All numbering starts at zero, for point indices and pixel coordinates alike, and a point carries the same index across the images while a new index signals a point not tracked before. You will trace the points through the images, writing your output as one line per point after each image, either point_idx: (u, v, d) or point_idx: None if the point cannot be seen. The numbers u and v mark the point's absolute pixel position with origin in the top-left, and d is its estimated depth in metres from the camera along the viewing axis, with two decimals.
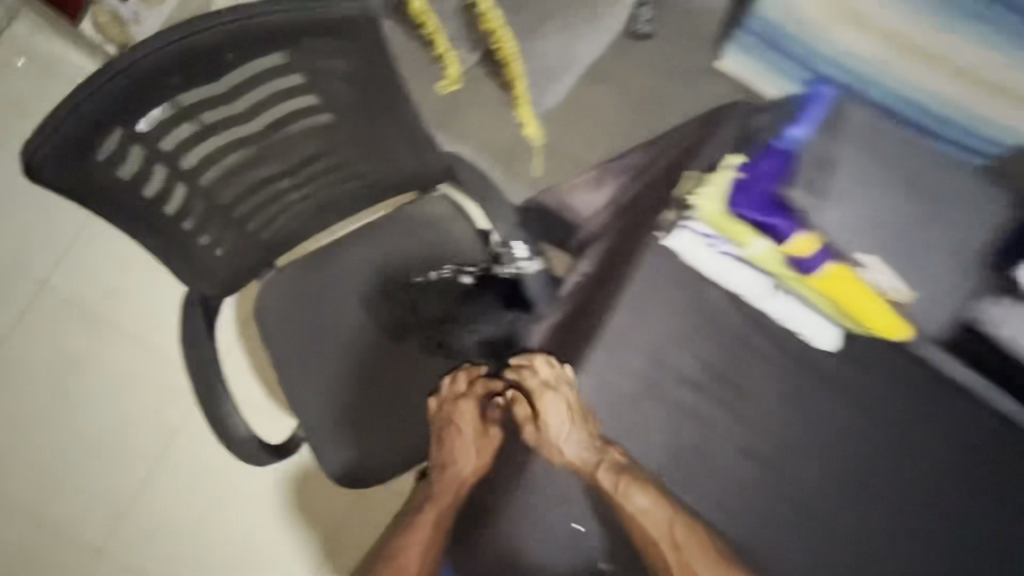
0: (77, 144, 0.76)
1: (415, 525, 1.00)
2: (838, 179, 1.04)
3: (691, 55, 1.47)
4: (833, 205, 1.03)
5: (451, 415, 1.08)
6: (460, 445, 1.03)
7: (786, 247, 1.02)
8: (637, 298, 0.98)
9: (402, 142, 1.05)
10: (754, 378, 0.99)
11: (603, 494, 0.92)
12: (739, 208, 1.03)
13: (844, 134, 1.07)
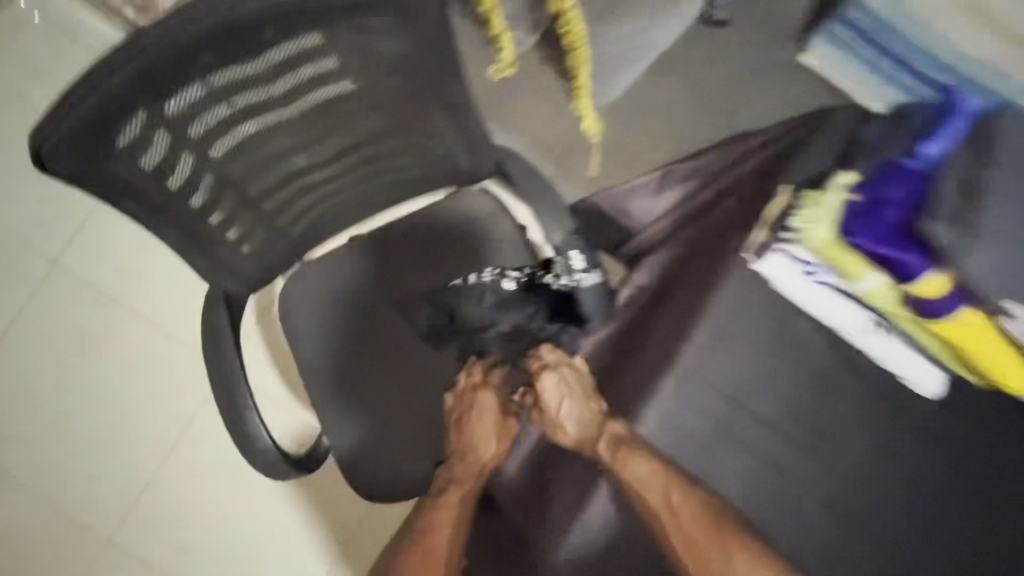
0: (94, 129, 0.65)
1: (438, 507, 1.04)
2: (990, 213, 0.86)
3: (770, 49, 1.33)
4: (983, 242, 0.84)
5: (469, 404, 1.10)
6: (480, 433, 1.07)
7: (915, 287, 0.82)
8: (718, 330, 0.83)
9: (454, 133, 0.93)
10: (847, 428, 0.84)
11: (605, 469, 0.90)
12: (852, 236, 0.84)
13: (997, 158, 0.90)
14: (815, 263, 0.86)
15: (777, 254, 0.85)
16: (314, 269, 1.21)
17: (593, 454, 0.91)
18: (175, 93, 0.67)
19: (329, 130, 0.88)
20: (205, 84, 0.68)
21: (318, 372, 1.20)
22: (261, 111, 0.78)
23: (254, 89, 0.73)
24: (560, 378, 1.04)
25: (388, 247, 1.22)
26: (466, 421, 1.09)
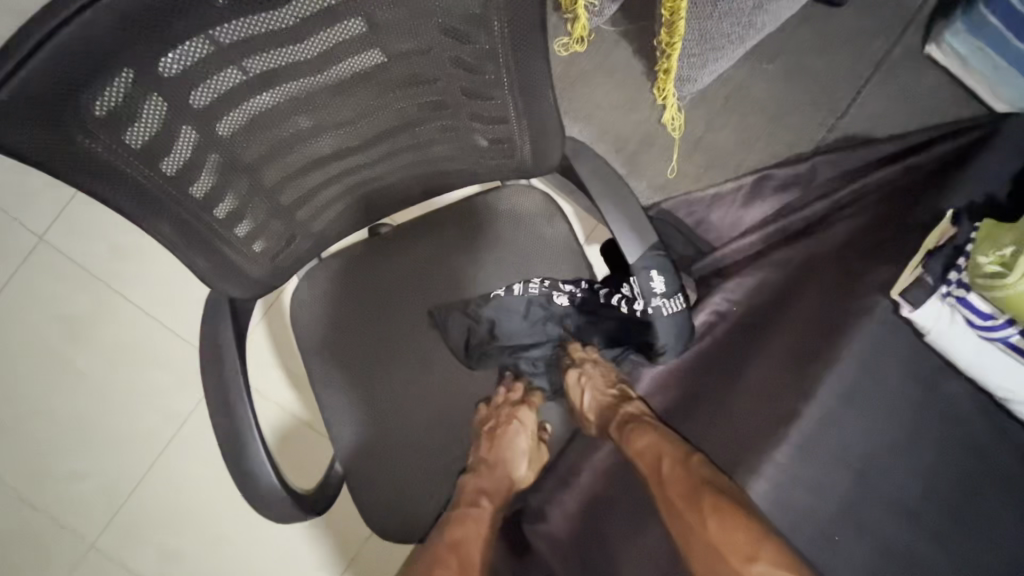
0: (62, 89, 0.47)
1: (465, 518, 0.89)
2: None
3: (893, 36, 1.11)
4: None
5: (509, 418, 0.95)
6: (515, 449, 0.95)
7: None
8: (847, 386, 0.72)
9: (523, 116, 0.74)
10: (988, 511, 0.69)
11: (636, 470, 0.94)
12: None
13: None
14: (998, 319, 0.67)
15: (942, 303, 0.70)
16: (339, 268, 1.03)
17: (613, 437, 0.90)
18: (173, 46, 0.50)
19: (369, 107, 0.70)
20: (208, 40, 0.50)
21: (334, 389, 1.02)
22: (285, 80, 0.60)
23: (277, 50, 0.55)
24: (596, 375, 0.95)
25: (425, 247, 1.03)
26: (504, 435, 0.93)
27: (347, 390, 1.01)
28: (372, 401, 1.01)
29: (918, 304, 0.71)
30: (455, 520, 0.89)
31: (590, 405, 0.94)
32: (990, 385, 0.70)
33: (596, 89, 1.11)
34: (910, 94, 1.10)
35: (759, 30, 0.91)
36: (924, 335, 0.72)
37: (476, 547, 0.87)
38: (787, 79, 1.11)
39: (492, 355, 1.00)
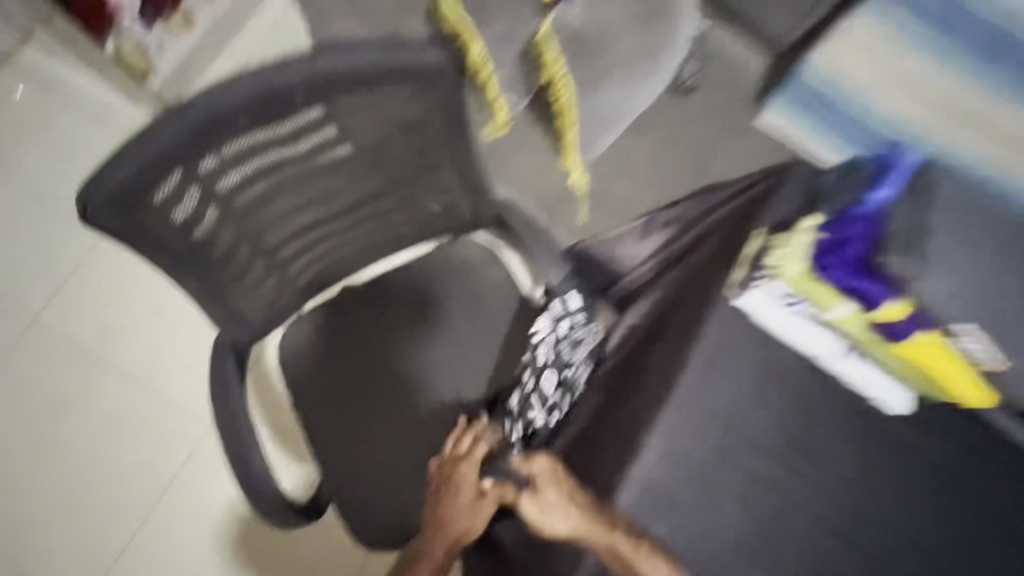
0: (137, 188, 0.70)
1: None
2: (936, 246, 0.88)
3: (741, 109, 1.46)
4: (932, 269, 0.87)
5: (456, 485, 0.89)
6: (456, 508, 0.88)
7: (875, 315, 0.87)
8: (711, 356, 0.92)
9: (458, 182, 1.00)
10: (826, 443, 0.91)
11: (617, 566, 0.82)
12: (827, 270, 0.89)
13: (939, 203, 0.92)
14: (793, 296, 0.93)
15: (757, 291, 0.94)
16: (316, 314, 1.24)
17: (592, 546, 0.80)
18: (211, 155, 0.74)
19: (339, 187, 0.94)
20: (232, 149, 0.75)
21: (321, 417, 1.22)
22: (282, 170, 0.85)
23: (276, 150, 0.81)
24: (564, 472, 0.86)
25: (391, 296, 1.25)
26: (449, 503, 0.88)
27: (332, 416, 1.22)
28: (352, 426, 1.21)
29: (740, 293, 0.95)
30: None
31: (574, 512, 0.82)
32: (807, 351, 0.92)
33: (520, 160, 1.40)
34: (757, 150, 1.44)
35: (633, 112, 1.17)
36: (751, 317, 0.94)
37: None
38: (667, 144, 1.44)
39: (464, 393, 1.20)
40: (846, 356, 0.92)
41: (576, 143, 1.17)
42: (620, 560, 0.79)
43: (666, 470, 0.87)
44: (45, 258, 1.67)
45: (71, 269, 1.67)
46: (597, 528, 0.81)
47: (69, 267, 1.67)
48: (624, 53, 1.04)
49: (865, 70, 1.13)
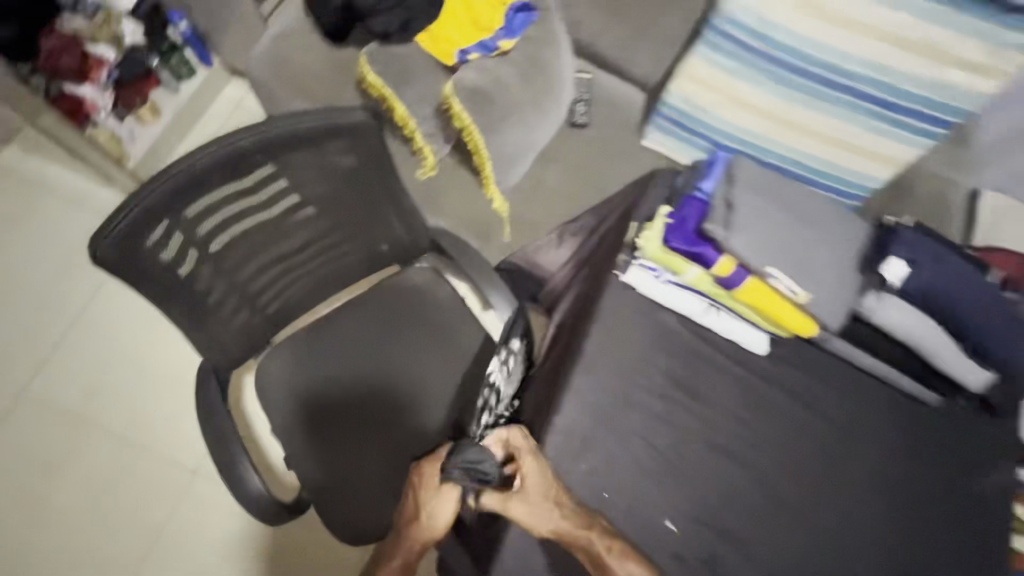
0: (135, 233, 0.91)
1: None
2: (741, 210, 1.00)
3: None
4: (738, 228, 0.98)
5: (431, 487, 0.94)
6: (419, 512, 0.94)
7: (714, 270, 1.02)
8: (610, 325, 1.11)
9: (394, 214, 1.24)
10: (708, 383, 1.12)
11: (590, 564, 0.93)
12: (670, 243, 1.03)
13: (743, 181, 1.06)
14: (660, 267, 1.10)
15: (638, 267, 1.10)
16: (289, 343, 1.43)
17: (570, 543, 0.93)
18: (191, 205, 0.96)
19: (296, 228, 1.16)
20: (207, 199, 0.97)
21: (299, 434, 1.38)
22: (248, 215, 1.06)
23: (241, 199, 1.02)
24: (549, 476, 0.96)
25: (354, 321, 1.47)
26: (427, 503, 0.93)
27: (308, 431, 1.38)
28: (328, 437, 1.38)
29: (626, 271, 1.11)
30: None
31: (554, 516, 0.93)
32: (683, 314, 1.12)
33: None
34: None
35: (535, 145, 1.42)
36: (635, 290, 1.12)
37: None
38: None
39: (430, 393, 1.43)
40: (709, 311, 1.11)
41: (490, 168, 1.36)
42: (594, 556, 0.92)
43: (582, 420, 1.06)
44: (28, 334, 1.81)
45: (54, 341, 1.81)
46: (576, 527, 0.94)
47: (52, 339, 1.81)
48: (517, 101, 1.30)
49: (706, 95, 1.42)
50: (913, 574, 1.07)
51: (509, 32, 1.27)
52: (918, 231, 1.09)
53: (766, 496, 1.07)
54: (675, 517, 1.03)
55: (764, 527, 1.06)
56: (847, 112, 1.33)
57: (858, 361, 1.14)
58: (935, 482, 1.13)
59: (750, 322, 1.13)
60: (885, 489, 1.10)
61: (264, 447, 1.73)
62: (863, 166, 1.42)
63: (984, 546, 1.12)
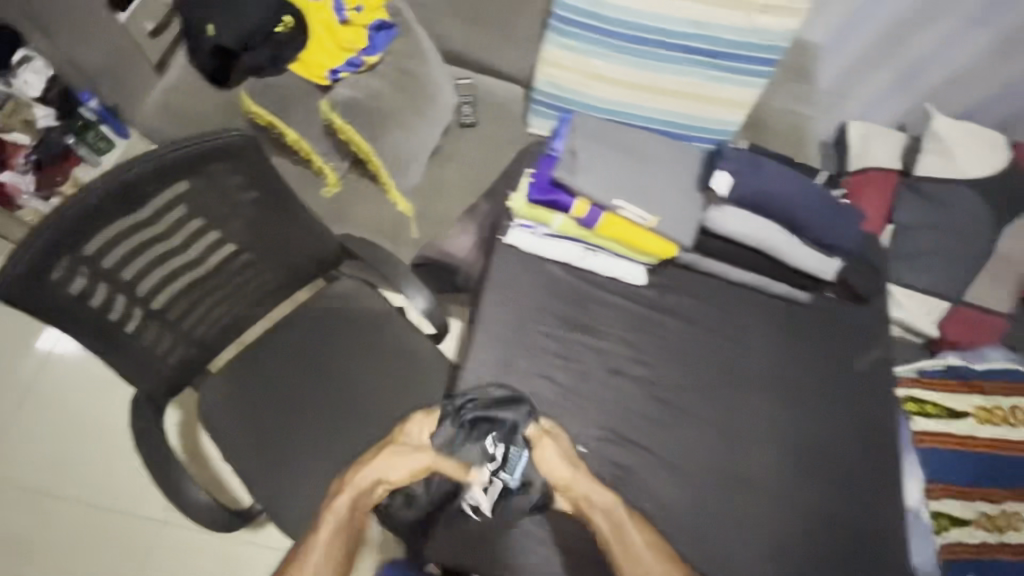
0: (36, 268, 0.99)
1: (338, 530, 0.97)
2: (583, 155, 1.11)
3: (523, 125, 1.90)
4: (584, 170, 1.10)
5: (412, 442, 1.02)
6: (395, 462, 1.00)
7: (571, 213, 1.13)
8: (501, 283, 1.21)
9: (298, 228, 1.35)
10: (599, 318, 1.21)
11: (611, 522, 1.01)
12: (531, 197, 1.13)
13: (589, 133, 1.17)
14: (533, 224, 1.21)
15: (515, 227, 1.23)
16: (226, 370, 1.52)
17: (594, 496, 1.02)
18: (90, 238, 1.04)
19: (205, 252, 1.25)
20: (106, 232, 1.05)
21: (248, 450, 1.46)
22: (152, 243, 1.15)
23: (141, 229, 1.11)
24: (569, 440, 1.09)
25: (289, 337, 1.57)
26: (399, 456, 1.00)
27: (257, 446, 1.46)
28: (276, 449, 1.46)
29: (507, 232, 1.24)
30: (330, 531, 0.97)
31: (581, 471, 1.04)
32: (563, 262, 1.23)
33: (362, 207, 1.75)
34: None
35: (424, 144, 1.54)
36: (518, 249, 1.23)
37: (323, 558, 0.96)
38: None
39: (366, 390, 1.52)
40: (586, 253, 1.23)
41: (386, 172, 1.49)
42: (615, 507, 1.02)
43: (486, 371, 1.14)
44: None
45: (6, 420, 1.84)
46: (605, 491, 1.03)
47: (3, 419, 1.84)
48: (393, 108, 1.44)
49: (567, 75, 1.57)
50: (808, 453, 1.19)
51: (371, 49, 1.43)
52: (735, 146, 1.17)
53: (665, 408, 1.17)
54: (583, 441, 1.12)
55: (668, 434, 1.15)
56: (686, 67, 1.51)
57: (726, 276, 1.25)
58: (816, 370, 1.24)
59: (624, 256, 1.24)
60: (771, 382, 1.22)
61: (226, 484, 1.76)
62: (721, 112, 1.58)
63: (870, 415, 1.23)
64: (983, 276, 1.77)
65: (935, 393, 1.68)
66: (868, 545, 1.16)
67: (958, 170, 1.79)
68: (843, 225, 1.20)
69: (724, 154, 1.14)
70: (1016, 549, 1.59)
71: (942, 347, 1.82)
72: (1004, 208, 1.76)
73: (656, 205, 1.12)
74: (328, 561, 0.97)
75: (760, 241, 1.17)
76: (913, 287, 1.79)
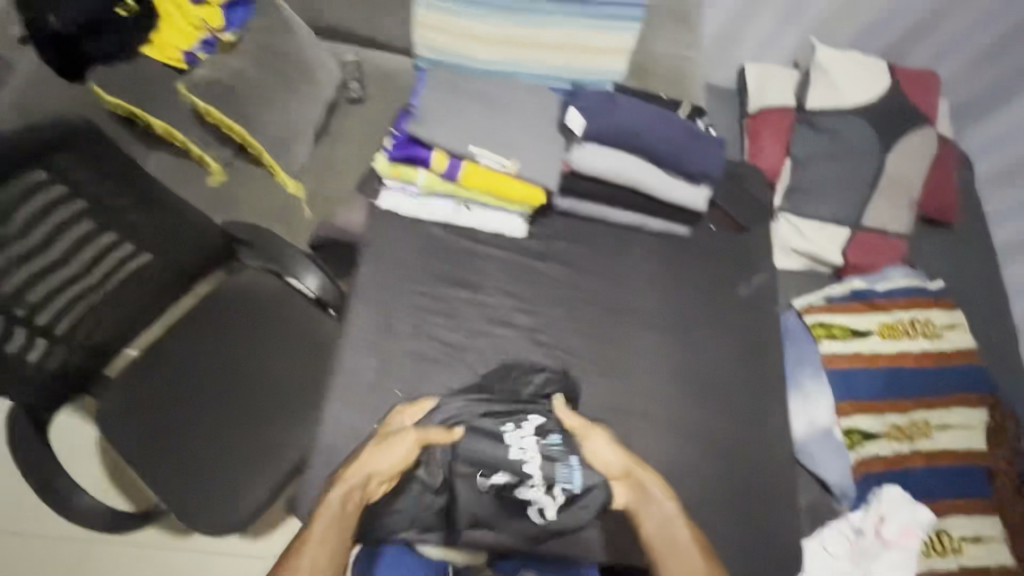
0: None
1: (332, 524, 0.91)
2: (434, 109, 1.15)
3: None
4: (435, 123, 1.13)
5: (398, 427, 1.03)
6: (385, 452, 0.99)
7: (432, 166, 1.15)
8: (378, 248, 1.19)
9: (176, 219, 1.34)
10: (482, 272, 1.21)
11: (662, 504, 1.00)
12: (390, 158, 1.15)
13: (443, 83, 1.18)
14: (404, 185, 1.20)
15: (389, 192, 1.22)
16: (120, 377, 1.42)
17: (644, 476, 1.03)
18: None
19: (74, 248, 1.20)
20: None
21: (150, 457, 1.36)
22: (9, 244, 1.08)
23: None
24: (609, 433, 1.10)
25: (185, 334, 1.49)
26: (386, 441, 1.00)
27: (161, 449, 1.37)
28: (179, 449, 1.37)
29: (380, 198, 1.22)
30: (323, 525, 0.91)
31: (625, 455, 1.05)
32: (440, 221, 1.23)
33: None
34: None
35: (307, 123, 1.51)
36: (393, 213, 1.22)
37: (316, 553, 0.88)
38: None
39: (272, 375, 1.47)
40: (462, 209, 1.23)
41: (269, 155, 1.46)
42: (665, 488, 1.03)
43: (368, 338, 1.13)
44: None
45: None
46: (657, 488, 1.02)
47: None
48: (266, 90, 1.43)
49: (444, 36, 1.54)
50: (698, 381, 1.21)
51: (228, 27, 1.41)
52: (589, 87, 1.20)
53: (551, 353, 1.18)
54: (467, 394, 1.12)
55: (557, 377, 1.17)
56: (558, 19, 1.53)
57: (604, 217, 1.28)
58: (698, 300, 1.27)
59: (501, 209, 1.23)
60: (657, 317, 1.24)
61: (131, 481, 1.68)
62: (604, 62, 1.56)
63: (756, 337, 1.27)
64: (880, 198, 1.82)
65: (837, 315, 1.74)
66: (763, 466, 1.19)
67: (844, 99, 1.84)
68: (703, 152, 1.21)
69: (577, 94, 1.17)
70: (929, 455, 1.64)
71: (848, 273, 1.86)
72: (889, 132, 1.83)
73: (514, 149, 1.15)
74: (324, 556, 0.89)
75: (627, 176, 1.18)
76: (811, 217, 1.83)
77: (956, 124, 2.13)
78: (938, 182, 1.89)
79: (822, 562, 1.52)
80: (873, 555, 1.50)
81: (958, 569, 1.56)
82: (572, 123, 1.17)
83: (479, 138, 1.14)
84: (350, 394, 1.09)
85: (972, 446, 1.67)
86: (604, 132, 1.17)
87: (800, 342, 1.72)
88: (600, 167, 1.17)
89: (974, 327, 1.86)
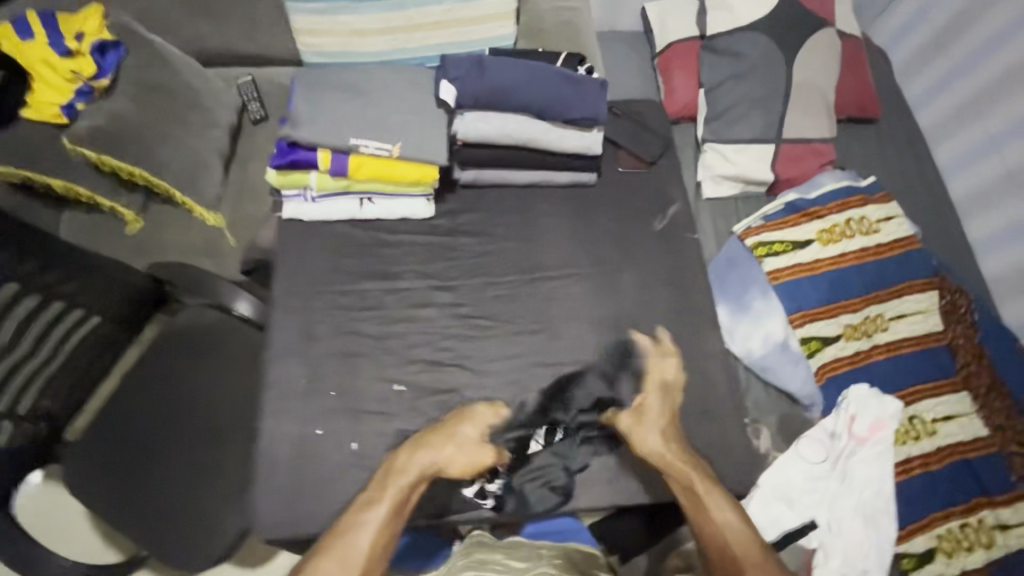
0: None
1: (395, 510, 1.00)
2: (306, 113, 1.21)
3: None
4: (309, 125, 1.20)
5: (476, 434, 1.13)
6: (460, 451, 1.09)
7: (318, 167, 1.21)
8: (293, 258, 1.27)
9: (99, 266, 1.32)
10: (396, 259, 1.29)
11: (700, 476, 1.12)
12: (278, 169, 1.21)
13: (314, 88, 1.25)
14: (302, 191, 1.26)
15: (289, 202, 1.28)
16: (81, 438, 1.42)
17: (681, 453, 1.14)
18: None
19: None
20: None
21: (126, 508, 1.36)
22: None
23: None
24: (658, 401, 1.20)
25: (135, 384, 1.47)
26: (465, 442, 1.10)
27: (133, 500, 1.37)
28: (152, 495, 1.37)
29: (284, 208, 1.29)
30: (388, 509, 0.99)
31: (664, 432, 1.16)
32: (345, 218, 1.30)
33: None
34: None
35: (212, 154, 1.51)
36: (303, 220, 1.29)
37: (378, 535, 0.96)
38: None
39: (227, 406, 1.46)
40: (363, 203, 1.29)
41: (178, 190, 1.46)
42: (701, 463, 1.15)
43: (298, 343, 1.21)
44: None
45: None
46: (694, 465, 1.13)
47: None
48: (163, 129, 1.44)
49: (327, 40, 1.55)
50: (618, 317, 1.30)
51: (100, 73, 1.41)
52: (457, 58, 1.25)
53: (471, 324, 1.26)
54: (400, 379, 1.21)
55: (485, 342, 1.25)
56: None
57: (507, 180, 1.35)
58: (610, 244, 1.35)
59: (401, 195, 1.29)
60: (570, 266, 1.33)
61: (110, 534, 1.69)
62: (491, 30, 1.56)
63: (667, 266, 1.35)
64: (795, 109, 1.83)
65: (773, 232, 1.74)
66: (699, 390, 1.26)
67: (741, 20, 1.83)
68: (586, 99, 1.27)
69: (446, 66, 1.23)
70: (889, 346, 1.66)
71: (781, 188, 1.86)
72: (793, 43, 1.83)
73: (393, 133, 1.21)
74: (382, 540, 0.97)
75: (509, 135, 1.24)
76: (733, 140, 1.83)
77: (861, 21, 2.14)
78: (853, 79, 1.90)
79: (800, 469, 1.54)
80: (847, 454, 1.54)
81: (933, 450, 1.57)
82: (446, 96, 1.22)
83: (356, 130, 1.20)
84: (285, 405, 1.16)
85: (928, 329, 1.69)
86: (479, 98, 1.22)
87: (743, 267, 1.73)
88: (481, 131, 1.23)
89: (912, 214, 1.88)
